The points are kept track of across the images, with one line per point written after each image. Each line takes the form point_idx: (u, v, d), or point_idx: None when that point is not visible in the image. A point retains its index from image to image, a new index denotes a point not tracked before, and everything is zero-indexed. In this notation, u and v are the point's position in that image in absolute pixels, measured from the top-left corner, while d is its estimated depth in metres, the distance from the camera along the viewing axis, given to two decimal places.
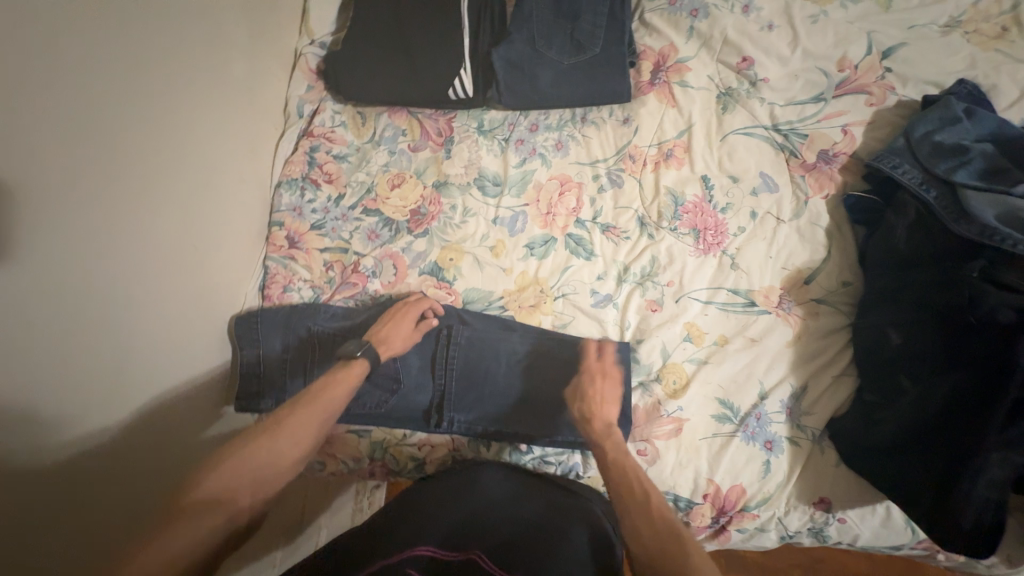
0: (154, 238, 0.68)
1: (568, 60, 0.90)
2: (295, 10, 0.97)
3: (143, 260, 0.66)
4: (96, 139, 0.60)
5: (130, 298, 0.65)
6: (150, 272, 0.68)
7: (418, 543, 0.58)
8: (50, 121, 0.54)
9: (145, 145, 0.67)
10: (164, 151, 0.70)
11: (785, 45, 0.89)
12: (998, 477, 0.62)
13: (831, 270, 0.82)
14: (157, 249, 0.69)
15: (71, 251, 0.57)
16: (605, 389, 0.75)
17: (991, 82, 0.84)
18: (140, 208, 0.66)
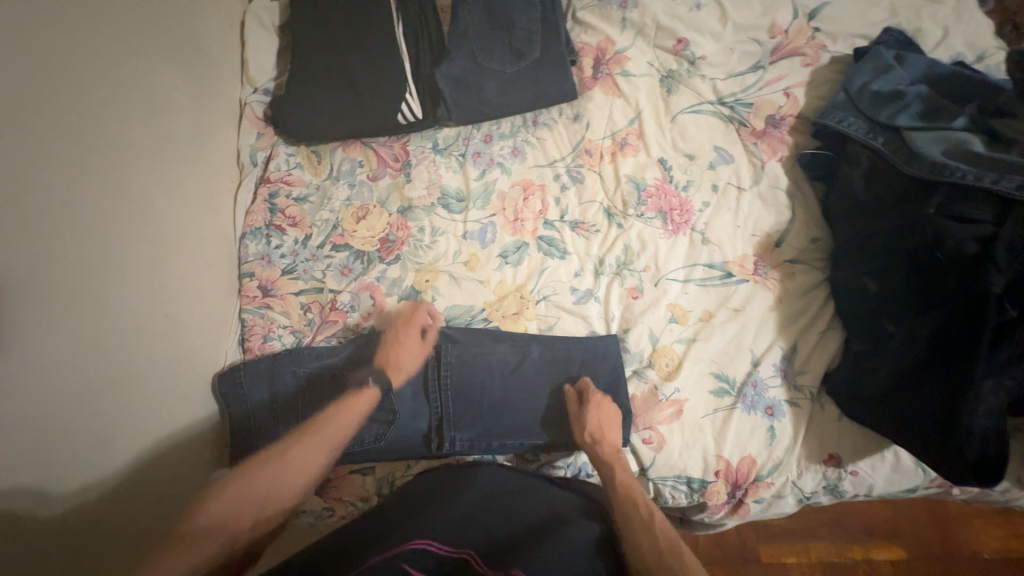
0: (119, 311, 0.67)
1: (510, 68, 0.91)
2: (233, 61, 0.97)
3: (105, 339, 0.65)
4: (39, 225, 0.59)
5: (98, 375, 0.63)
6: (117, 348, 0.66)
7: (413, 538, 0.57)
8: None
9: (103, 217, 0.67)
10: (116, 225, 0.69)
11: (716, 21, 0.92)
12: (995, 404, 0.63)
13: (799, 229, 0.83)
14: (123, 321, 0.68)
15: (26, 343, 0.55)
16: (610, 414, 0.74)
17: (915, 27, 0.87)
18: (101, 282, 0.66)
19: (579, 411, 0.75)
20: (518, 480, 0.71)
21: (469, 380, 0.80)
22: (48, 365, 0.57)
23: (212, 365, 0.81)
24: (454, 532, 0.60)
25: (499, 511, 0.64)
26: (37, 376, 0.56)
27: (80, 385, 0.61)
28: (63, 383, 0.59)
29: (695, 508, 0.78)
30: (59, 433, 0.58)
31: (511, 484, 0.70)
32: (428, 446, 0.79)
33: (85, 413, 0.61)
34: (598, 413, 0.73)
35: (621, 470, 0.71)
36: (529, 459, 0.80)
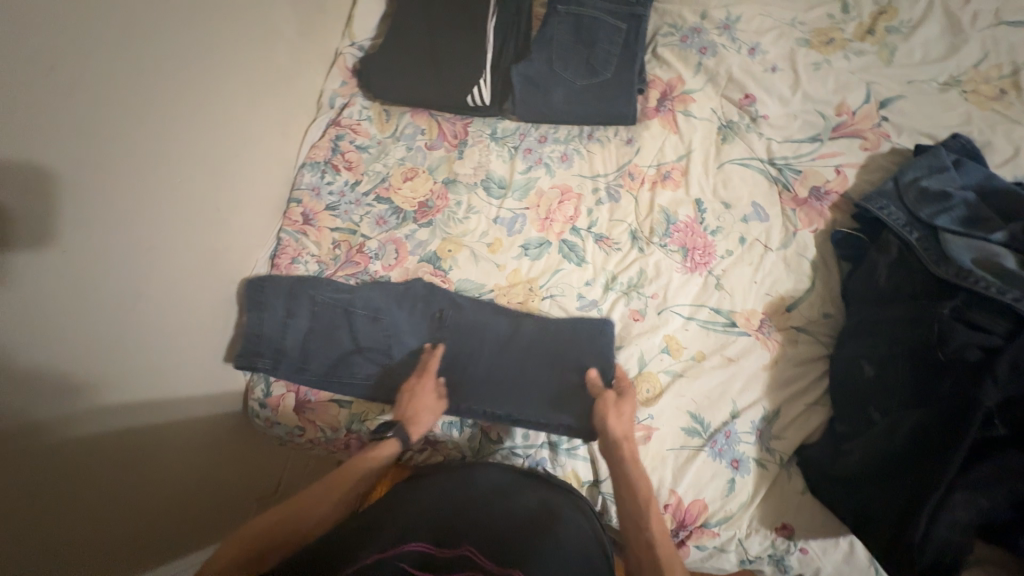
0: (185, 194, 0.76)
1: (581, 81, 0.97)
2: (340, 15, 1.07)
3: (161, 210, 0.72)
4: (151, 101, 0.69)
5: (158, 240, 0.72)
6: (167, 223, 0.73)
7: (408, 540, 0.60)
8: (120, 75, 0.64)
9: (196, 112, 0.77)
10: (199, 120, 0.77)
11: (787, 86, 0.95)
12: (961, 518, 0.62)
13: (814, 300, 0.84)
14: (186, 204, 0.76)
15: (114, 191, 0.64)
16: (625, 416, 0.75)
17: (985, 139, 0.87)
18: (181, 164, 0.75)
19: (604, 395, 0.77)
20: (511, 479, 0.71)
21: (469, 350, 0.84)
22: (119, 220, 0.65)
23: (243, 268, 0.89)
24: (439, 530, 0.62)
25: (491, 509, 0.65)
26: (118, 222, 0.65)
27: (145, 244, 0.69)
28: (134, 235, 0.68)
29: None
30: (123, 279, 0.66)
31: (514, 486, 0.70)
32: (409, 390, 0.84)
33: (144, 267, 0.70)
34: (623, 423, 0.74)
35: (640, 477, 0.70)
36: (494, 439, 0.82)
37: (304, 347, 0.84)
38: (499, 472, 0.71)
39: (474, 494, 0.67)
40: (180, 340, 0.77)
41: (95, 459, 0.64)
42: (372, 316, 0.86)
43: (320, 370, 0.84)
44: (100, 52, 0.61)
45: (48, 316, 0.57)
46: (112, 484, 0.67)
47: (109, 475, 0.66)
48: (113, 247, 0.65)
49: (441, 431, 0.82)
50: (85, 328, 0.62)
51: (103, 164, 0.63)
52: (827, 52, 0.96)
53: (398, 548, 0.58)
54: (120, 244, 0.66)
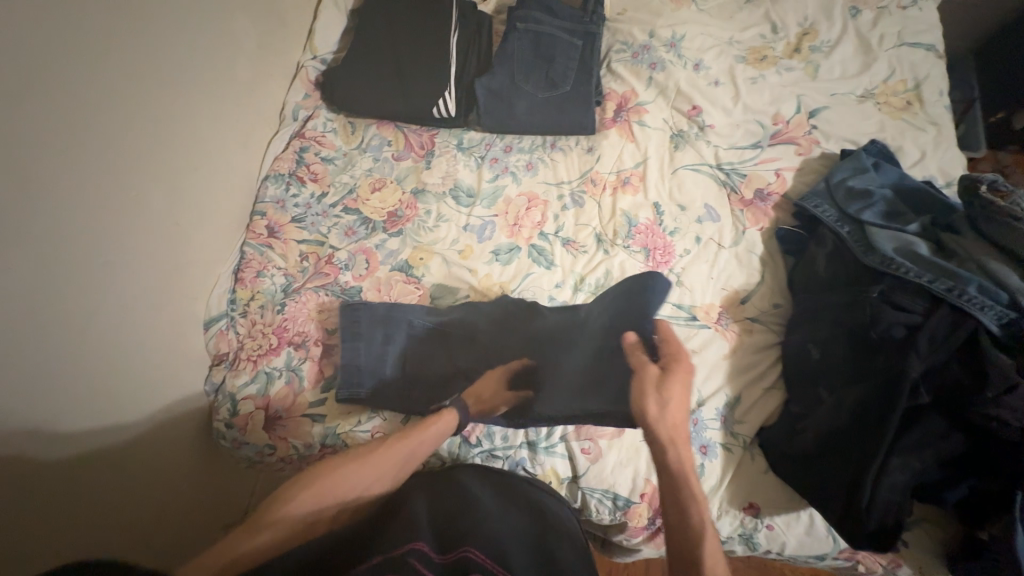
0: (140, 209, 0.74)
1: (542, 93, 1.02)
2: (301, 29, 1.07)
3: (110, 227, 0.69)
4: (101, 114, 0.67)
5: (110, 257, 0.69)
6: (118, 240, 0.70)
7: (416, 537, 0.57)
8: (65, 87, 0.62)
9: (151, 125, 0.75)
10: (152, 134, 0.75)
11: (729, 99, 1.03)
12: (900, 481, 0.68)
13: (764, 292, 0.91)
14: (142, 219, 0.74)
15: (60, 207, 0.62)
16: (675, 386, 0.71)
17: (897, 144, 0.98)
18: (135, 178, 0.73)
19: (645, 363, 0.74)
20: (496, 485, 0.72)
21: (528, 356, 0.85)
22: (62, 237, 0.62)
23: (204, 284, 0.86)
24: (440, 536, 0.60)
25: (487, 512, 0.66)
26: (64, 239, 0.63)
27: (92, 261, 0.67)
28: (80, 252, 0.65)
29: (616, 527, 0.81)
30: (69, 298, 0.63)
31: (505, 494, 0.71)
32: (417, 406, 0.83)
33: (93, 285, 0.67)
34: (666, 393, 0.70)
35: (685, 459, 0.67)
36: (473, 443, 0.82)
37: (402, 370, 0.85)
38: (491, 482, 0.73)
39: (473, 498, 0.68)
40: (133, 360, 0.73)
41: (46, 492, 0.60)
42: (465, 335, 0.86)
43: (369, 388, 0.82)
44: (38, 63, 0.59)
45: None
46: (75, 518, 0.63)
47: (72, 509, 0.63)
48: (58, 265, 0.62)
49: None
50: (25, 353, 0.58)
51: (48, 177, 0.61)
52: (762, 68, 1.06)
53: (405, 547, 0.55)
54: (66, 262, 0.63)
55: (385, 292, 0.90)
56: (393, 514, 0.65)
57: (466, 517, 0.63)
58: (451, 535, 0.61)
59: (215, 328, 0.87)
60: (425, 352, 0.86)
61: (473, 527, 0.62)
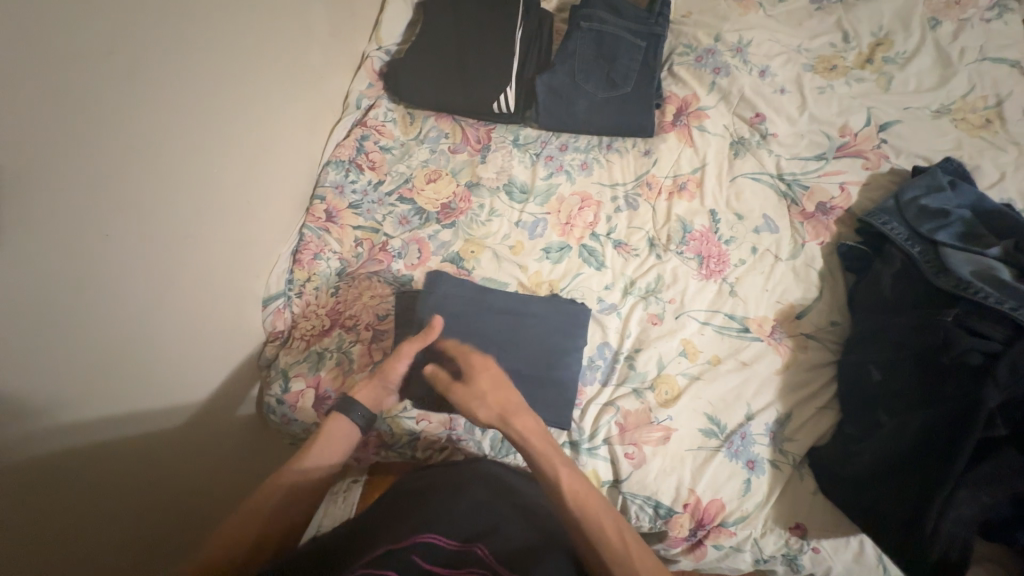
0: (218, 188, 0.77)
1: (602, 93, 1.01)
2: (368, 20, 1.09)
3: (191, 205, 0.72)
4: (193, 97, 0.71)
5: (191, 232, 0.73)
6: (197, 217, 0.73)
7: (425, 530, 0.56)
8: (164, 68, 0.66)
9: (232, 108, 0.78)
10: (233, 118, 0.79)
11: (794, 108, 1.01)
12: (966, 515, 0.65)
13: (822, 309, 0.88)
14: (219, 197, 0.78)
15: (156, 182, 0.66)
16: (484, 379, 0.72)
17: (975, 163, 0.94)
18: (216, 158, 0.76)
19: (457, 385, 0.72)
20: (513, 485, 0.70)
21: (562, 326, 0.85)
22: (152, 210, 0.66)
23: (263, 263, 0.89)
24: (455, 525, 0.59)
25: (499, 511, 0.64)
26: (157, 212, 0.66)
27: (177, 234, 0.70)
28: (167, 224, 0.68)
29: (656, 536, 0.80)
30: (156, 267, 0.67)
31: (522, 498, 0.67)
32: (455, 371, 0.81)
33: (176, 257, 0.71)
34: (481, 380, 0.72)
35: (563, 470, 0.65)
36: None
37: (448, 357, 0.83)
38: (506, 476, 0.72)
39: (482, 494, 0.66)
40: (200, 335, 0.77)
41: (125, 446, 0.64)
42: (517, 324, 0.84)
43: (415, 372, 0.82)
44: (145, 46, 0.62)
45: (93, 299, 0.58)
46: (151, 472, 0.68)
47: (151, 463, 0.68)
48: (151, 236, 0.66)
49: (464, 430, 0.82)
50: (119, 316, 0.62)
51: (146, 153, 0.64)
52: (830, 78, 1.03)
53: (413, 539, 0.54)
54: (157, 234, 0.67)
55: None
56: (410, 501, 0.63)
57: (484, 520, 0.61)
58: (466, 532, 0.59)
59: (272, 306, 0.89)
60: (473, 315, 0.85)
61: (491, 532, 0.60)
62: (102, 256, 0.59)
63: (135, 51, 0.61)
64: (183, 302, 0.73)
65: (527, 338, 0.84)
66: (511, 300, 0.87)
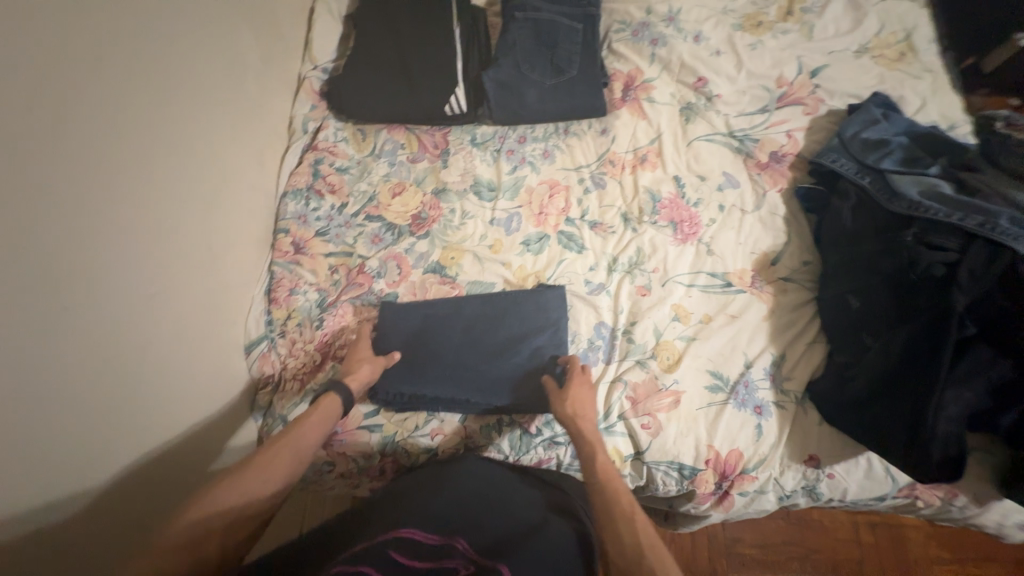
0: (176, 240, 0.72)
1: (550, 80, 1.02)
2: (298, 40, 1.05)
3: (150, 261, 0.67)
4: (129, 146, 0.65)
5: (152, 291, 0.68)
6: (158, 275, 0.69)
7: (401, 527, 0.62)
8: (96, 121, 0.60)
9: (175, 151, 0.73)
10: (177, 163, 0.73)
11: (732, 67, 1.05)
12: (955, 413, 0.71)
13: (793, 251, 0.93)
14: (177, 249, 0.73)
15: (103, 245, 0.61)
16: (582, 392, 0.77)
17: (899, 93, 1.01)
18: (167, 208, 0.71)
19: (560, 393, 0.77)
20: (498, 478, 0.75)
21: (511, 313, 0.86)
22: (108, 274, 0.61)
23: (235, 308, 0.84)
24: (429, 521, 0.64)
25: (490, 506, 0.69)
26: (111, 277, 0.61)
27: (136, 296, 0.65)
28: (124, 287, 0.63)
29: (683, 496, 0.82)
30: (119, 336, 0.62)
31: (507, 489, 0.74)
32: (416, 377, 0.82)
33: (139, 321, 0.65)
34: (578, 392, 0.76)
35: (602, 454, 0.70)
36: (534, 433, 0.82)
37: (454, 368, 0.83)
38: (491, 467, 0.77)
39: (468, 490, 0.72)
40: (178, 391, 0.72)
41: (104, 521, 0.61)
42: (512, 323, 0.86)
43: (420, 391, 0.81)
44: (71, 98, 0.57)
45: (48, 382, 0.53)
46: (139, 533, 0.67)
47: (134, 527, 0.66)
48: (107, 305, 0.61)
49: (481, 436, 0.82)
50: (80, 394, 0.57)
51: (88, 215, 0.59)
52: (759, 34, 1.08)
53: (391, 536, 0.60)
54: (115, 300, 0.62)
55: (422, 295, 0.90)
56: (393, 501, 0.69)
57: (466, 516, 0.67)
58: (446, 525, 0.64)
59: (257, 352, 0.85)
60: (438, 319, 0.86)
61: (469, 523, 0.65)
62: (59, 335, 0.55)
63: (60, 108, 0.56)
64: (154, 367, 0.68)
65: (521, 334, 0.85)
66: (459, 300, 0.88)
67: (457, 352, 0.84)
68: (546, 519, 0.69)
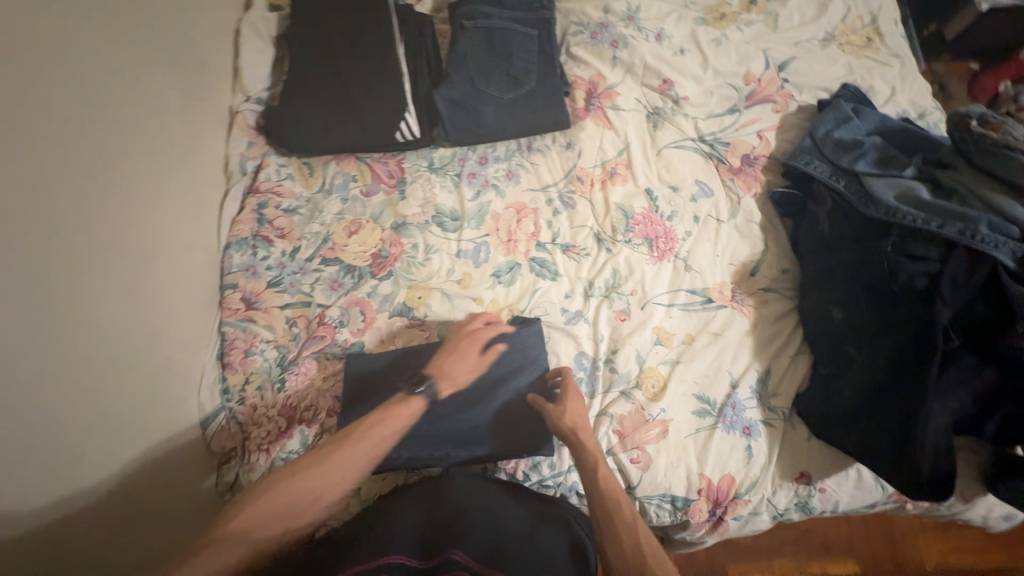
0: (106, 320, 0.65)
1: (507, 94, 0.95)
2: (225, 68, 0.94)
3: (83, 349, 0.61)
4: (30, 229, 0.57)
5: (84, 386, 0.60)
6: (89, 365, 0.61)
7: (392, 551, 0.62)
8: None
9: (92, 222, 0.65)
10: (95, 234, 0.65)
11: (697, 66, 1.00)
12: (942, 424, 0.70)
13: (771, 260, 0.90)
14: (110, 330, 0.65)
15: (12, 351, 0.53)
16: (573, 405, 0.76)
17: (868, 84, 0.98)
18: (89, 288, 0.63)
19: (555, 412, 0.75)
20: (493, 488, 0.72)
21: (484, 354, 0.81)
22: (28, 376, 0.54)
23: (189, 377, 0.77)
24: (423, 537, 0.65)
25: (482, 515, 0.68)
26: (26, 383, 0.54)
27: (62, 397, 0.57)
28: (46, 391, 0.56)
29: (677, 525, 0.81)
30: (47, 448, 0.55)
31: (495, 497, 0.71)
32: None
33: (72, 425, 0.58)
34: (571, 405, 0.76)
35: (602, 466, 0.70)
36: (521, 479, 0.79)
37: (431, 419, 0.78)
38: (480, 482, 0.72)
39: (457, 504, 0.69)
40: (138, 481, 0.66)
41: None
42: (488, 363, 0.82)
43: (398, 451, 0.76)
44: None
45: None
46: None
47: None
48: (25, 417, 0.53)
49: None
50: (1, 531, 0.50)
51: None
52: (722, 28, 1.03)
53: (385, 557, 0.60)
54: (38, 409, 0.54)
55: (390, 341, 0.84)
56: (384, 512, 0.67)
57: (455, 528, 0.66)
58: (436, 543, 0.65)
59: (215, 425, 0.77)
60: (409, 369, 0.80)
61: (461, 534, 0.65)
62: None
63: None
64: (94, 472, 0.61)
65: (500, 376, 0.81)
66: (430, 345, 0.82)
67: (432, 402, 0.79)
68: (535, 528, 0.68)
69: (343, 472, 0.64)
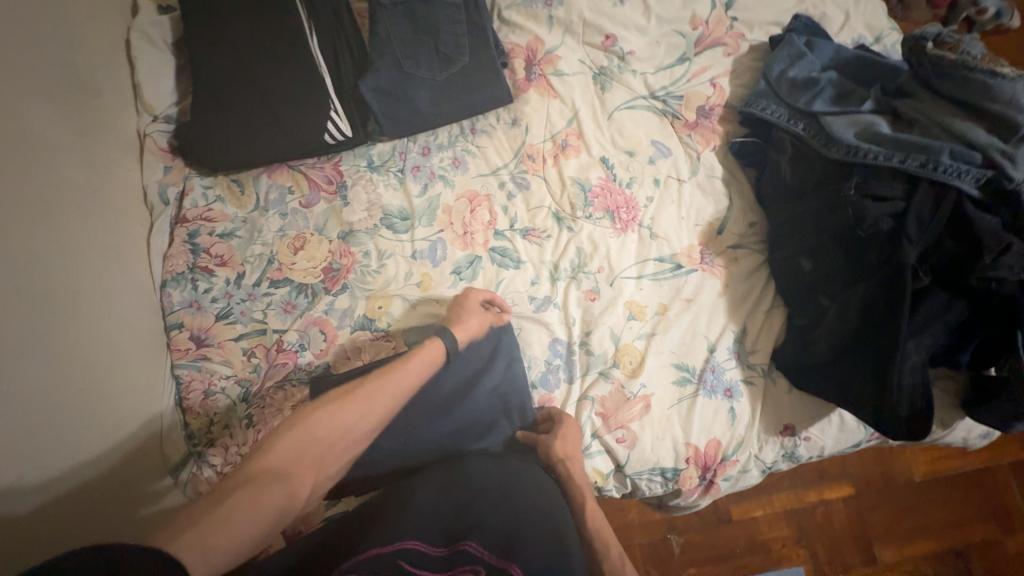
0: (53, 386, 0.60)
1: (440, 75, 0.87)
2: (122, 88, 0.85)
3: (35, 423, 0.56)
4: None
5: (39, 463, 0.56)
6: (41, 440, 0.57)
7: (406, 536, 0.54)
8: None
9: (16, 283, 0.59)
10: (23, 296, 0.59)
11: (640, 15, 0.92)
12: (918, 362, 0.70)
13: (737, 215, 0.87)
14: (59, 396, 0.60)
15: None
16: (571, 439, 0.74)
17: (821, 12, 0.92)
18: (30, 355, 0.58)
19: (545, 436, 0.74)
20: (504, 468, 0.66)
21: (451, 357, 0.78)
22: None
23: (148, 431, 0.72)
24: (441, 526, 0.58)
25: (493, 499, 0.61)
26: None
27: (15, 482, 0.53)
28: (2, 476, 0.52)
29: (670, 494, 0.81)
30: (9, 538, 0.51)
31: (507, 473, 0.65)
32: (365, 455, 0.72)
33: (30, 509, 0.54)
34: (566, 439, 0.74)
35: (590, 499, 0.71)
36: None
37: (409, 435, 0.74)
38: (497, 462, 0.67)
39: (472, 483, 0.62)
40: (104, 514, 0.63)
41: None
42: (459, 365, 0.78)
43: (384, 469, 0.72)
44: None
45: None
46: None
47: None
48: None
49: None
50: None
51: None
52: None
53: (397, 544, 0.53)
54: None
55: (358, 358, 0.80)
56: (394, 504, 0.59)
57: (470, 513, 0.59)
58: (456, 527, 0.58)
59: (187, 472, 0.74)
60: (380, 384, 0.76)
61: (478, 525, 0.58)
62: None
63: None
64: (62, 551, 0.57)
65: (475, 377, 0.78)
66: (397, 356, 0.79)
67: (405, 414, 0.74)
68: (551, 511, 0.63)
69: (335, 427, 0.60)
